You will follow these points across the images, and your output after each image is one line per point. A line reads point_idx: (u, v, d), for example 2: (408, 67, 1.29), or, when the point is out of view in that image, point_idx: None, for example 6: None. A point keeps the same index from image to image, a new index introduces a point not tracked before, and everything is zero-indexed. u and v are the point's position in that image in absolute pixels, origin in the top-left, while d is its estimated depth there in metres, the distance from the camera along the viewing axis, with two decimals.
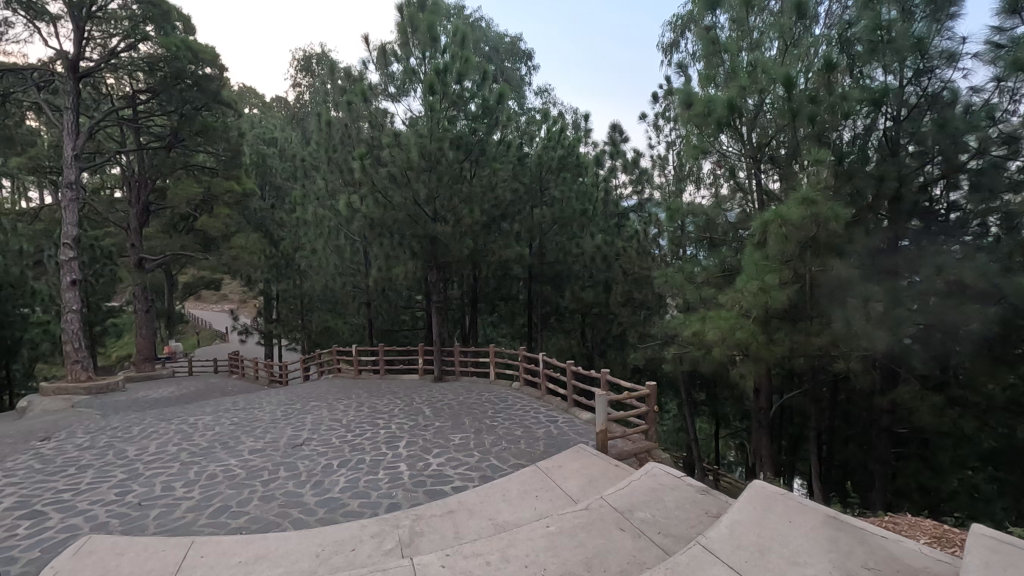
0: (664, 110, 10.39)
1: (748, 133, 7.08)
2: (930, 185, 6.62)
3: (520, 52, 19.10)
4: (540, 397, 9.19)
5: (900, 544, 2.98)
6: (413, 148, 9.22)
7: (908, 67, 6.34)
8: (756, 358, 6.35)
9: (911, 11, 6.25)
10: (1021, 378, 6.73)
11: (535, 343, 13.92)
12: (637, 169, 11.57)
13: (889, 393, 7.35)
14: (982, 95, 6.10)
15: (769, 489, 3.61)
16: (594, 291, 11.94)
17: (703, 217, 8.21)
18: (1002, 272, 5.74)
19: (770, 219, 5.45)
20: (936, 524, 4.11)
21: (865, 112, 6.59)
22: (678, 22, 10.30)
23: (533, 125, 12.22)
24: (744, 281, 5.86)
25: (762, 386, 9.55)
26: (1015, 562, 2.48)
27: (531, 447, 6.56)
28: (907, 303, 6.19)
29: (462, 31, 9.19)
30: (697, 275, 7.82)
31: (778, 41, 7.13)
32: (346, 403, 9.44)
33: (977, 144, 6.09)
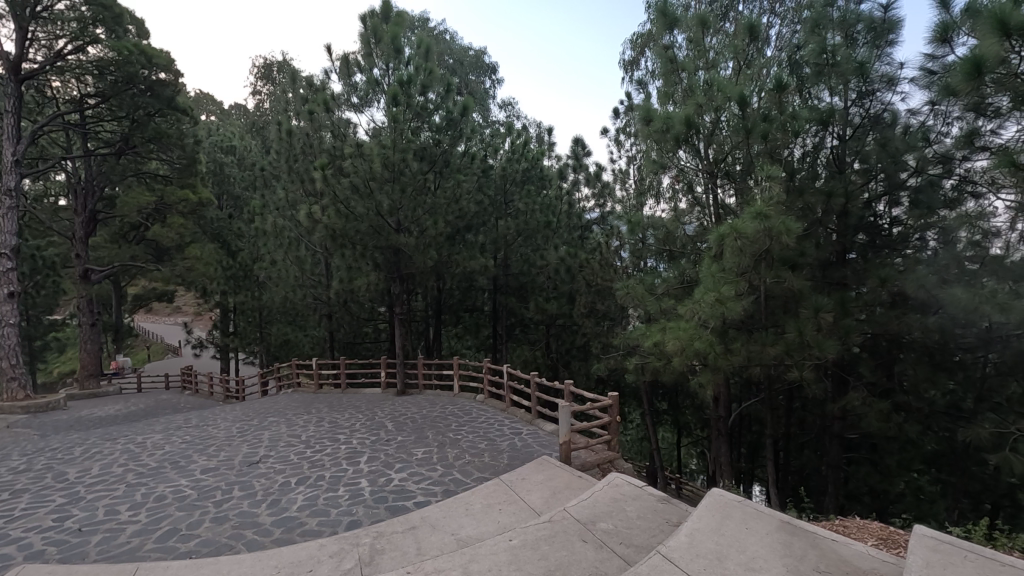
0: (625, 126, 10.61)
1: (705, 148, 7.31)
2: (874, 201, 6.99)
3: (484, 65, 19.23)
4: (504, 409, 9.14)
5: (849, 547, 3.09)
6: (376, 158, 9.13)
7: (852, 90, 6.71)
8: (715, 367, 6.48)
9: (854, 37, 6.61)
10: (959, 384, 7.09)
11: (499, 354, 13.91)
12: (600, 182, 11.80)
13: (840, 400, 7.62)
14: (919, 117, 6.49)
15: (727, 496, 3.73)
16: (558, 302, 12.03)
17: (663, 230, 8.40)
18: (939, 283, 6.06)
19: (726, 233, 5.60)
20: (883, 526, 4.26)
21: (814, 130, 6.89)
22: (639, 40, 10.60)
23: (496, 139, 12.31)
24: (701, 293, 5.99)
25: (720, 395, 9.78)
26: (953, 560, 2.60)
27: (495, 460, 6.50)
28: (856, 313, 6.47)
29: (426, 44, 9.21)
30: (658, 287, 7.98)
31: (733, 61, 7.45)
32: (306, 418, 9.17)
33: (915, 163, 6.47)
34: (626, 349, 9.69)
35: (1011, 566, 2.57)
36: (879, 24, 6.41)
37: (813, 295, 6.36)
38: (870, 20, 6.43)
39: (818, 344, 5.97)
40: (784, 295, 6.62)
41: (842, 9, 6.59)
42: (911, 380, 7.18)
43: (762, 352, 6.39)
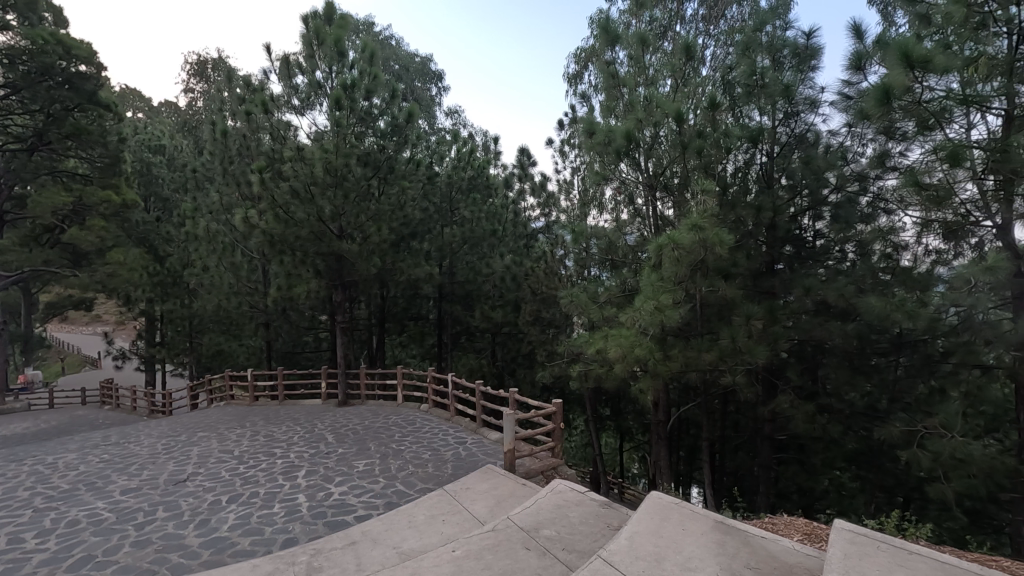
0: (569, 137, 10.84)
1: (645, 162, 7.57)
2: (800, 215, 7.43)
3: (430, 72, 19.15)
4: (449, 419, 9.04)
5: (776, 543, 3.25)
6: (318, 162, 8.89)
7: (780, 110, 7.15)
8: (654, 374, 6.67)
9: (781, 61, 7.06)
10: (875, 387, 7.62)
11: (444, 363, 13.78)
12: (545, 192, 11.97)
13: (770, 403, 8.02)
14: (838, 138, 6.99)
15: (665, 499, 3.85)
16: (504, 310, 12.07)
17: (606, 240, 8.60)
18: (856, 292, 6.52)
19: (664, 244, 5.79)
20: (808, 522, 4.50)
21: (745, 147, 7.29)
22: (582, 54, 10.88)
23: (442, 146, 12.27)
24: (641, 301, 6.16)
25: (660, 401, 10.08)
26: (868, 550, 2.78)
27: (438, 470, 6.41)
28: (784, 321, 6.85)
29: (371, 48, 9.09)
30: (600, 295, 8.14)
31: (671, 79, 7.78)
32: (240, 432, 8.73)
33: (836, 181, 6.94)
34: (571, 356, 9.84)
35: (917, 553, 2.77)
36: (803, 50, 6.87)
37: (744, 303, 6.70)
38: (795, 47, 6.88)
39: (749, 350, 6.27)
40: (718, 304, 6.93)
41: (770, 35, 7.01)
42: (833, 383, 7.66)
43: (698, 358, 6.63)
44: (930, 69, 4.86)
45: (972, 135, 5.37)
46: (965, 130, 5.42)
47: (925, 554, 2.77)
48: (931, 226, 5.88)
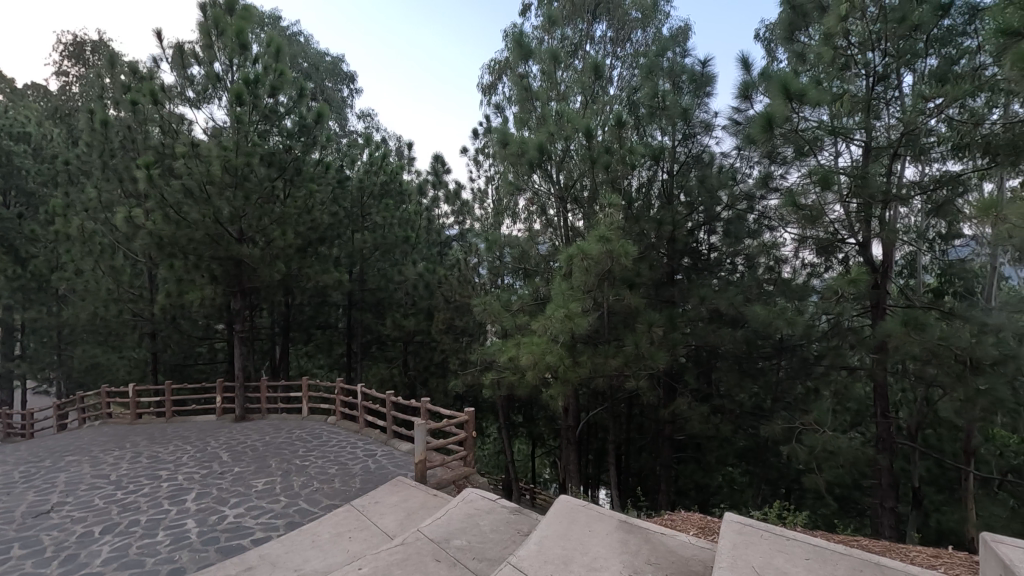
0: (484, 146, 10.93)
1: (556, 173, 7.78)
2: (697, 229, 7.97)
3: (342, 73, 18.54)
4: (358, 431, 8.72)
5: (674, 538, 3.44)
6: (215, 160, 8.30)
7: (679, 131, 7.67)
8: (564, 380, 6.84)
9: (680, 86, 7.56)
10: (761, 388, 8.32)
11: (354, 373, 13.30)
12: (459, 200, 11.99)
13: (670, 406, 8.50)
14: (730, 159, 7.61)
15: (573, 502, 3.96)
16: (416, 318, 11.86)
17: (519, 249, 8.81)
18: (744, 301, 7.08)
19: (574, 254, 6.00)
20: (702, 516, 4.81)
21: (648, 164, 7.72)
22: (497, 66, 11.05)
23: (354, 149, 11.93)
24: (552, 309, 6.28)
25: (570, 406, 10.36)
26: (753, 539, 3.00)
27: (345, 485, 6.15)
28: (682, 328, 7.31)
29: (277, 43, 8.64)
30: (513, 303, 8.23)
31: (581, 95, 8.15)
32: (118, 454, 7.87)
33: (728, 199, 7.54)
34: (483, 364, 9.87)
35: (794, 539, 3.03)
36: (700, 76, 7.41)
37: (647, 311, 7.07)
38: (692, 73, 7.41)
39: (651, 355, 6.62)
40: (623, 312, 7.25)
41: (671, 60, 7.50)
42: (725, 386, 8.26)
43: (605, 364, 6.88)
44: (806, 100, 5.43)
45: (838, 162, 6.09)
46: (834, 157, 6.13)
47: (800, 539, 3.03)
48: (807, 241, 6.55)
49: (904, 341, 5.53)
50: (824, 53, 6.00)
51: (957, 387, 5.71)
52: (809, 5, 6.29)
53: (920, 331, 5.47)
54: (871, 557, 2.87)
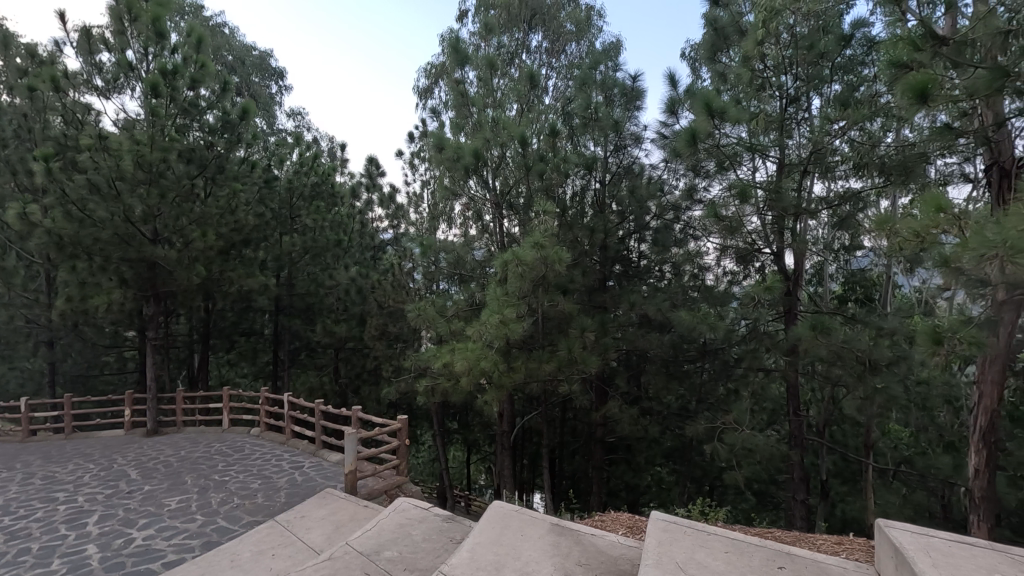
0: (419, 150, 10.84)
1: (492, 180, 7.81)
2: (628, 237, 8.24)
3: (269, 69, 17.77)
4: (284, 442, 8.33)
5: (603, 539, 3.53)
6: (126, 155, 7.71)
7: (611, 142, 7.93)
8: (499, 385, 6.85)
9: (613, 98, 7.81)
10: (687, 390, 8.68)
11: (281, 382, 12.74)
12: (394, 204, 11.78)
13: (602, 409, 8.72)
14: (658, 171, 7.96)
15: (506, 507, 3.97)
16: (348, 324, 11.50)
17: (454, 254, 8.81)
18: (671, 307, 7.39)
19: (509, 259, 6.06)
20: (631, 515, 4.96)
21: (582, 173, 7.94)
22: (433, 70, 11.01)
23: (282, 148, 11.45)
24: (487, 315, 6.28)
25: (505, 411, 10.40)
26: (677, 535, 3.12)
27: (269, 500, 5.85)
28: (613, 333, 7.53)
29: (198, 34, 8.15)
30: (448, 309, 8.15)
31: (516, 103, 8.28)
32: (6, 476, 7.10)
33: (657, 209, 7.87)
34: (417, 371, 9.72)
35: (714, 533, 3.17)
36: (630, 90, 7.70)
37: (579, 317, 7.23)
38: (624, 87, 7.69)
39: (583, 360, 6.76)
40: (557, 317, 7.36)
41: (604, 73, 7.75)
42: (654, 388, 8.57)
43: (539, 369, 6.96)
44: (726, 117, 5.78)
45: (755, 177, 6.49)
46: (752, 172, 6.53)
47: (719, 534, 3.18)
48: (728, 250, 6.93)
49: (812, 344, 5.96)
50: (742, 73, 6.39)
51: (858, 386, 6.22)
52: (729, 28, 6.71)
53: (826, 335, 5.91)
54: (783, 547, 3.05)
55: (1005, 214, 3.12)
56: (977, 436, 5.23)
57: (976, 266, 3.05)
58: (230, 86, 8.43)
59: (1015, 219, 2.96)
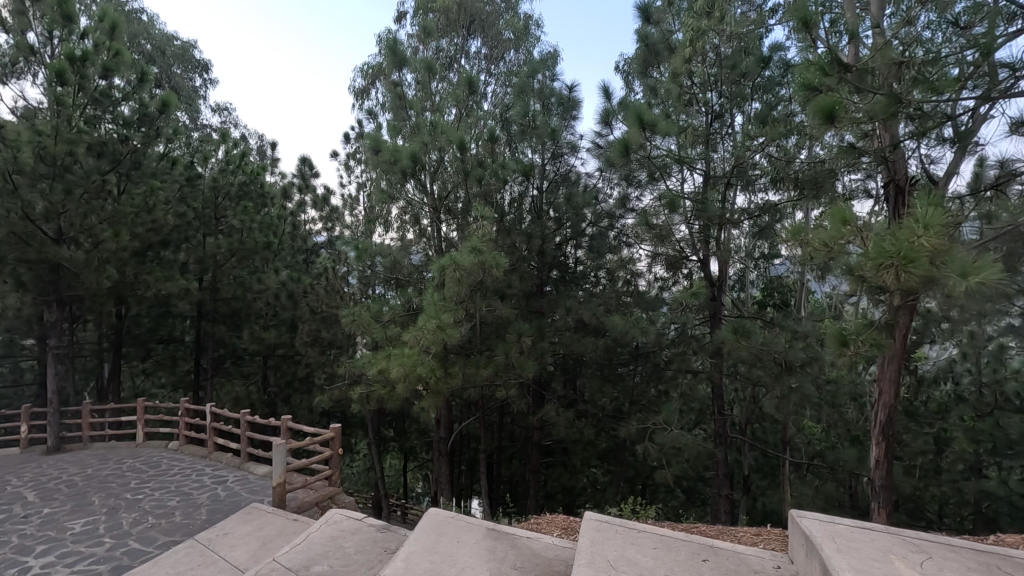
0: (355, 151, 10.61)
1: (429, 184, 7.77)
2: (564, 243, 8.40)
3: (193, 60, 16.80)
4: (206, 456, 7.86)
5: (538, 541, 3.57)
6: (25, 146, 7.01)
7: (548, 150, 8.10)
8: (436, 392, 6.78)
9: (549, 108, 8.00)
10: (620, 393, 8.93)
11: (203, 392, 12.03)
12: (328, 206, 11.47)
13: (539, 413, 8.82)
14: (594, 179, 8.20)
15: (442, 515, 3.93)
16: (278, 330, 11.02)
17: (390, 258, 8.59)
18: (605, 312, 7.59)
19: (446, 264, 6.01)
20: (566, 517, 5.05)
21: (520, 180, 8.05)
22: (369, 70, 10.82)
23: (206, 145, 10.86)
24: (424, 320, 6.20)
25: (442, 417, 10.30)
26: (610, 534, 3.20)
27: (189, 518, 5.49)
28: (550, 338, 7.65)
29: (112, 18, 7.53)
30: (384, 314, 7.95)
31: (455, 108, 8.27)
32: None
33: (593, 216, 8.10)
34: (352, 378, 9.45)
35: (644, 531, 3.28)
36: (567, 100, 7.91)
37: (516, 322, 7.30)
38: (560, 96, 7.90)
39: (520, 364, 6.82)
40: (495, 322, 7.39)
41: (541, 82, 7.93)
42: (589, 391, 8.77)
43: (476, 374, 6.95)
44: (656, 130, 6.03)
45: (684, 187, 6.81)
46: (681, 183, 6.86)
47: (649, 531, 3.29)
48: (659, 257, 7.22)
49: (735, 346, 6.30)
50: (671, 88, 6.71)
51: (776, 385, 6.63)
52: (660, 45, 7.04)
53: (747, 338, 6.28)
54: (707, 541, 3.19)
55: (898, 228, 3.46)
56: (877, 430, 5.71)
57: (875, 275, 3.34)
58: (147, 77, 7.92)
59: (908, 233, 3.27)
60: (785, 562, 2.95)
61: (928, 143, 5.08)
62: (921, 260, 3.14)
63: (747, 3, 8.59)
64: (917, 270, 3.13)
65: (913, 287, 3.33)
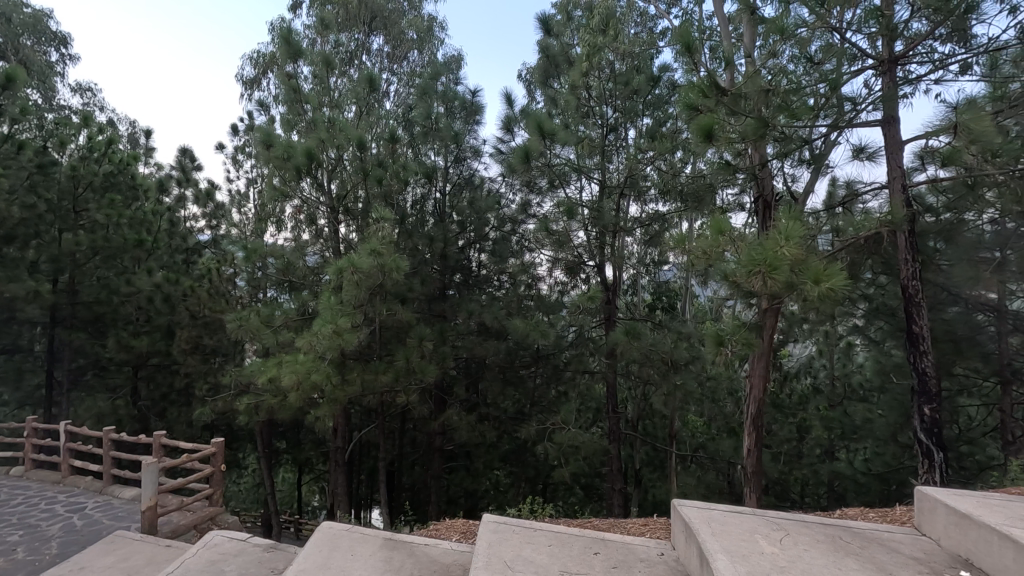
0: (243, 145, 9.94)
1: (327, 182, 7.45)
2: (468, 248, 8.42)
3: (46, 32, 14.80)
4: (59, 481, 6.91)
5: (437, 547, 3.53)
6: None
7: (451, 154, 8.14)
8: (332, 400, 6.49)
9: (453, 111, 8.03)
10: (522, 395, 9.09)
11: (56, 409, 10.58)
12: (212, 203, 10.95)
13: (441, 417, 8.75)
14: (497, 184, 8.33)
15: (336, 528, 3.76)
16: (151, 338, 9.96)
17: (283, 259, 8.06)
18: (506, 315, 7.69)
19: (344, 267, 5.74)
20: (465, 521, 5.05)
21: (422, 183, 8.00)
22: (261, 60, 10.19)
23: (63, 128, 9.56)
24: (319, 325, 5.90)
25: (339, 426, 9.89)
26: (507, 535, 3.23)
27: (35, 554, 4.79)
28: (451, 342, 7.63)
29: None
30: (275, 318, 7.51)
31: (355, 106, 8.01)
32: None
33: (496, 221, 8.18)
34: (238, 388, 8.79)
35: (540, 529, 3.36)
36: (470, 105, 8.01)
37: (417, 327, 7.19)
38: (463, 100, 7.98)
39: (421, 369, 6.72)
40: (395, 326, 7.22)
41: (444, 86, 7.96)
42: (490, 394, 8.85)
43: (375, 380, 6.77)
44: (555, 139, 6.27)
45: (581, 196, 7.09)
46: (579, 191, 7.13)
47: (544, 529, 3.37)
48: (559, 262, 7.45)
49: (627, 347, 6.66)
50: (570, 100, 7.00)
51: (663, 383, 7.07)
52: (560, 57, 7.30)
53: (638, 339, 6.66)
54: (598, 534, 3.34)
55: (765, 239, 3.84)
56: (748, 421, 6.30)
57: (746, 280, 3.67)
58: None
59: (773, 243, 3.66)
60: (667, 548, 3.15)
61: (790, 163, 5.68)
62: (783, 267, 3.52)
63: (640, 24, 9.17)
64: (780, 276, 3.51)
65: (776, 292, 3.71)
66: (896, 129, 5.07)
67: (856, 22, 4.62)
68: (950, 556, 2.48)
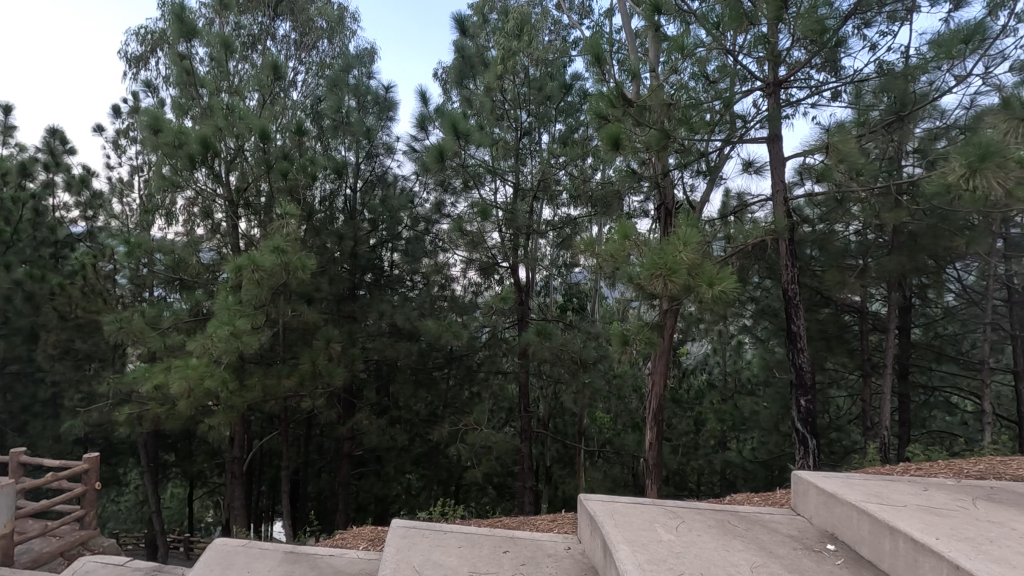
0: (127, 128, 9.04)
1: (226, 173, 6.92)
2: (380, 246, 8.21)
3: None
4: None
5: (343, 556, 3.40)
6: None
7: (362, 150, 7.89)
8: (228, 406, 6.04)
9: (365, 106, 7.83)
10: (434, 396, 8.99)
11: None
12: (87, 190, 9.87)
13: (349, 422, 8.45)
14: (410, 182, 8.18)
15: (231, 544, 3.50)
16: (9, 341, 8.88)
17: (173, 256, 7.42)
18: (419, 315, 7.54)
19: (242, 264, 5.22)
20: (374, 526, 4.91)
21: (331, 178, 7.70)
22: (150, 37, 9.33)
23: None
24: (213, 328, 5.42)
25: (236, 435, 9.24)
26: (417, 540, 3.18)
27: None
28: (361, 343, 7.41)
29: None
30: (163, 320, 6.92)
31: (257, 94, 7.54)
32: None
33: (409, 220, 8.04)
34: (118, 396, 7.98)
35: (450, 532, 3.33)
36: (382, 100, 7.85)
37: (324, 328, 6.90)
38: (376, 96, 7.82)
39: (327, 372, 6.44)
40: (300, 327, 6.88)
41: (355, 79, 7.81)
42: (401, 397, 8.68)
43: (277, 385, 6.40)
44: (470, 140, 6.27)
45: (495, 197, 7.16)
46: (493, 193, 7.20)
47: (454, 531, 3.34)
48: (472, 263, 7.44)
49: (538, 347, 6.81)
50: (485, 102, 7.06)
51: (572, 381, 7.29)
52: (475, 59, 7.34)
53: (549, 339, 6.84)
54: (508, 532, 3.37)
55: (666, 244, 4.08)
56: (650, 416, 6.65)
57: (649, 283, 3.87)
58: None
59: (672, 248, 3.89)
60: (573, 542, 3.24)
61: (689, 174, 6.07)
62: (681, 271, 3.76)
63: (553, 32, 9.42)
64: (678, 279, 3.74)
65: (676, 294, 3.94)
66: (779, 146, 5.58)
67: (746, 47, 5.03)
68: (819, 532, 2.76)
